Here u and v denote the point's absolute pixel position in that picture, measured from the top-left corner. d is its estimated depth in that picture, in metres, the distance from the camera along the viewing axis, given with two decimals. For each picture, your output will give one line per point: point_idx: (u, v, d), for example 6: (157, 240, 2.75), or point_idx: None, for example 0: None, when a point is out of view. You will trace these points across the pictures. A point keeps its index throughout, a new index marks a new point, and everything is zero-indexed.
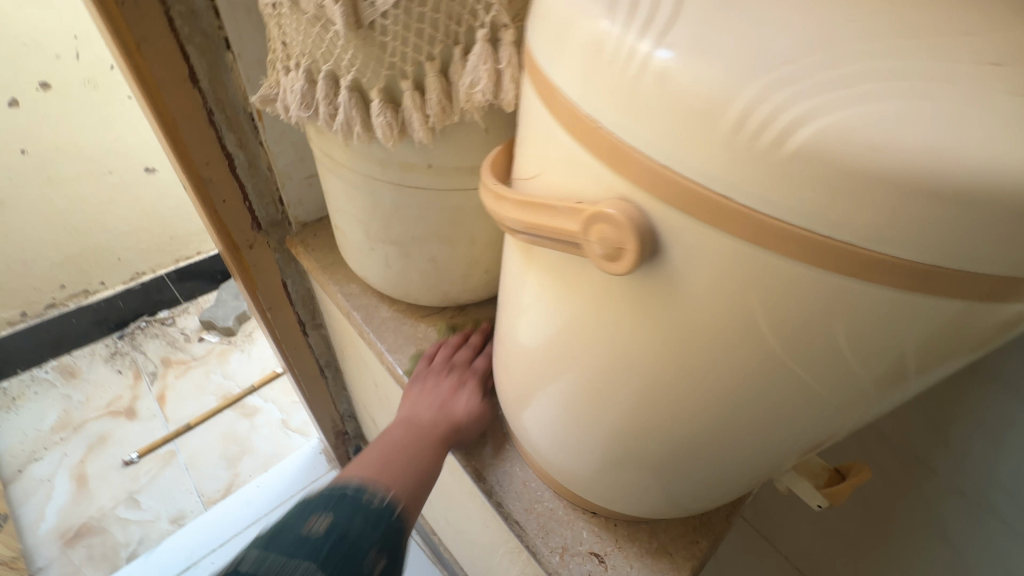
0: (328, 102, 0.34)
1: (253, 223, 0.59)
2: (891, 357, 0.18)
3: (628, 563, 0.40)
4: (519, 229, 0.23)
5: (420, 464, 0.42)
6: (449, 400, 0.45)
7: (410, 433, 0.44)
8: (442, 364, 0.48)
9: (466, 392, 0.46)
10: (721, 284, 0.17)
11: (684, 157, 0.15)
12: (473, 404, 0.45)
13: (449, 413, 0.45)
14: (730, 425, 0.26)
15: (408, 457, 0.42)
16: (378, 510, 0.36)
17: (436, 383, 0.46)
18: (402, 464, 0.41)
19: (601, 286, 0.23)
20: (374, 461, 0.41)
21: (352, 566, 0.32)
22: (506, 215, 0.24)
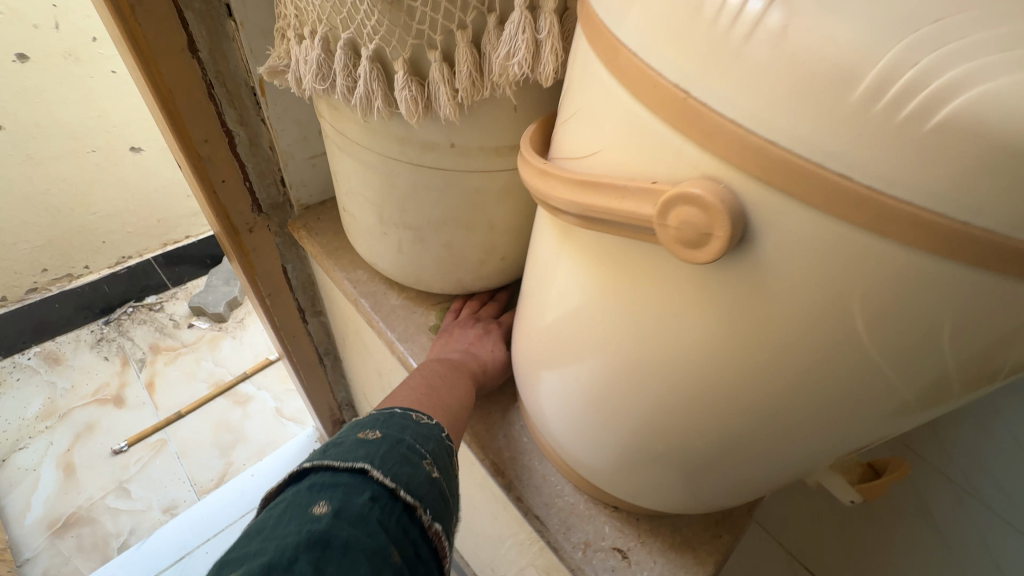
0: (346, 74, 0.31)
1: (253, 205, 0.56)
2: (987, 350, 0.17)
3: (652, 558, 0.39)
4: (570, 212, 0.22)
5: (458, 390, 0.41)
6: (477, 342, 0.46)
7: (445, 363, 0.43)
8: (466, 316, 0.50)
9: (493, 337, 0.48)
10: (813, 275, 0.16)
11: (797, 130, 0.14)
12: (500, 348, 0.47)
13: (480, 351, 0.46)
14: (783, 424, 0.25)
15: (447, 381, 0.41)
16: (429, 424, 0.35)
17: (462, 331, 0.48)
18: (441, 388, 0.40)
19: (659, 275, 0.22)
20: (414, 388, 0.40)
21: (407, 467, 0.30)
22: (553, 195, 0.22)
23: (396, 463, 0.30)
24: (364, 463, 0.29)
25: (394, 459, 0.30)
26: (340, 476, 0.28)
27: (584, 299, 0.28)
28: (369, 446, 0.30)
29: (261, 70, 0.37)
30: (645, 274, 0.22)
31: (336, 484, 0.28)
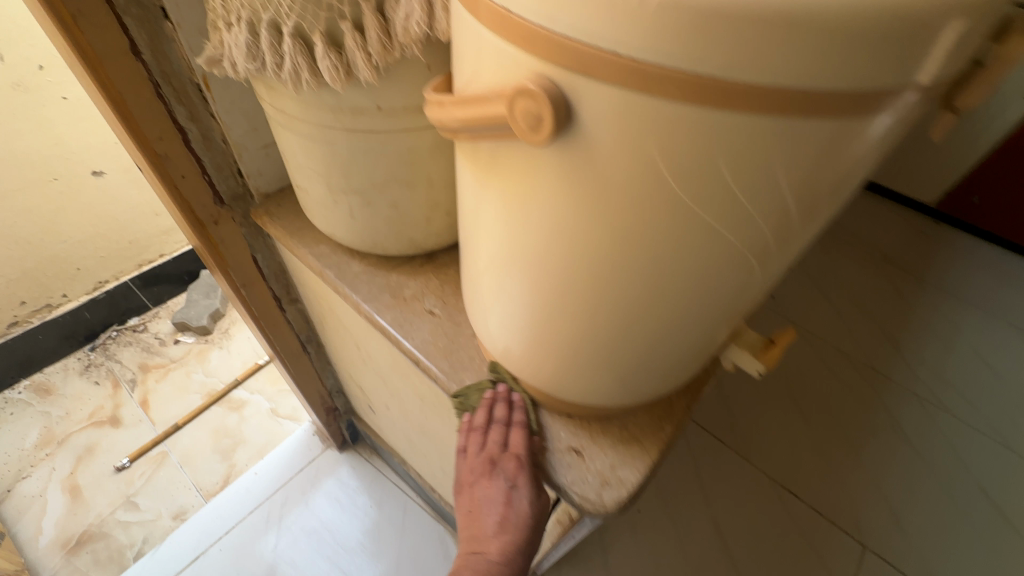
0: (273, 52, 0.35)
1: (215, 198, 0.60)
2: (766, 187, 0.22)
3: (602, 451, 0.45)
4: (459, 130, 0.26)
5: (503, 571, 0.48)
6: (507, 507, 0.46)
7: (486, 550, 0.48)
8: (485, 461, 0.47)
9: (519, 493, 0.46)
10: (626, 134, 0.21)
11: (578, 24, 0.19)
12: (530, 499, 0.46)
13: (512, 516, 0.46)
14: (665, 293, 0.30)
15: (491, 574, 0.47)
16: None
17: (488, 490, 0.47)
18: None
19: (541, 177, 0.26)
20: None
21: None
22: (442, 124, 0.27)
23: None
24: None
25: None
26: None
27: (500, 219, 0.33)
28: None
29: (200, 60, 0.41)
30: (533, 179, 0.27)
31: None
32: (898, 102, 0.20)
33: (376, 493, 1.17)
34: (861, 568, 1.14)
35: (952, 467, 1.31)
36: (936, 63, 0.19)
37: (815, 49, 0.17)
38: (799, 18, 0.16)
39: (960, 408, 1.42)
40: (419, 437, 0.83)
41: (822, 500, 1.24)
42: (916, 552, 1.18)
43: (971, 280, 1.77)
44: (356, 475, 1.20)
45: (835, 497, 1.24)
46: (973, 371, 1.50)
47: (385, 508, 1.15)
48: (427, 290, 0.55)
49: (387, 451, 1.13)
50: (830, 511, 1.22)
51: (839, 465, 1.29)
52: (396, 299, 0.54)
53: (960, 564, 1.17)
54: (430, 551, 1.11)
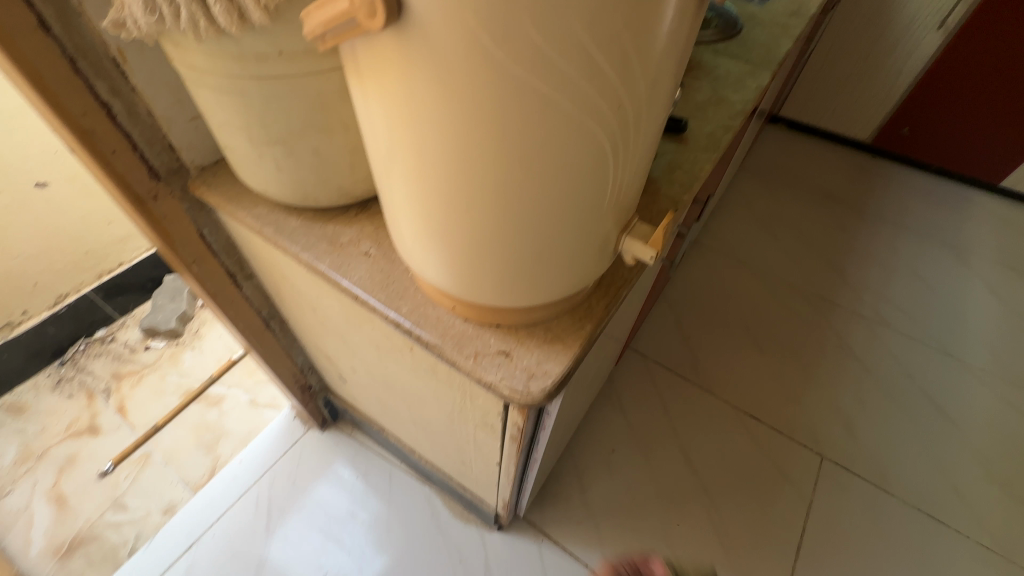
0: (169, 3, 0.38)
1: (151, 173, 0.62)
2: (576, 48, 0.27)
3: (530, 351, 0.49)
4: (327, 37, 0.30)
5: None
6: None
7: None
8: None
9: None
10: (449, 8, 0.25)
11: None
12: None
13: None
14: (536, 176, 0.35)
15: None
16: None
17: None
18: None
19: (404, 74, 0.30)
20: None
21: None
22: (313, 36, 0.30)
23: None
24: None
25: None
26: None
27: (391, 135, 0.37)
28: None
29: (105, 24, 0.43)
30: (402, 81, 0.31)
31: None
32: None
33: (361, 465, 1.22)
34: (822, 476, 1.23)
35: (897, 377, 1.42)
36: None
37: None
38: None
39: (902, 324, 1.53)
40: (387, 394, 0.87)
41: (782, 420, 1.32)
42: (871, 456, 1.27)
43: (906, 209, 1.89)
44: (340, 451, 1.24)
45: (795, 416, 1.33)
46: (910, 290, 1.62)
47: (371, 478, 1.20)
48: (363, 234, 0.59)
49: (366, 422, 1.17)
50: (791, 429, 1.31)
51: (797, 388, 1.38)
52: (334, 246, 0.58)
53: (910, 462, 1.27)
54: (419, 511, 1.16)
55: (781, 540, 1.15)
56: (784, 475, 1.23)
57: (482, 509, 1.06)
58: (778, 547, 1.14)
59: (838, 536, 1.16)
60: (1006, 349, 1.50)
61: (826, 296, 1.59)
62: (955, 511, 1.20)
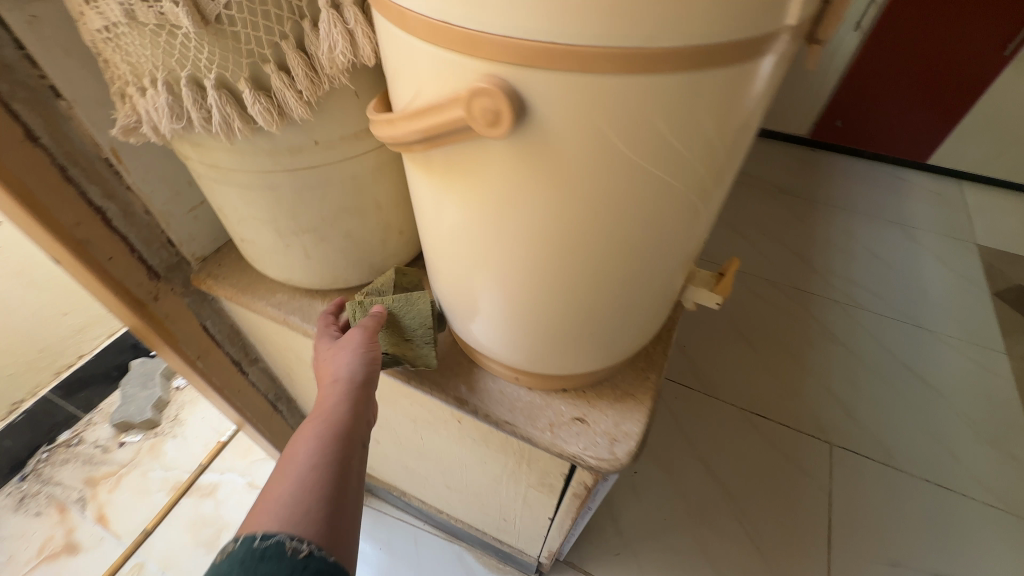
0: (198, 107, 0.35)
1: (149, 273, 0.57)
2: (695, 130, 0.26)
3: (604, 412, 0.48)
4: (420, 142, 0.28)
5: (329, 447, 0.38)
6: (328, 370, 0.43)
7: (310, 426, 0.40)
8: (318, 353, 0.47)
9: (336, 354, 0.44)
10: (574, 110, 0.24)
11: (519, 25, 0.21)
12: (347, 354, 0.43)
13: (334, 378, 0.42)
14: (630, 248, 0.34)
15: (308, 447, 0.38)
16: (240, 544, 0.33)
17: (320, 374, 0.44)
18: (297, 467, 0.37)
19: (504, 170, 0.29)
20: (266, 492, 0.36)
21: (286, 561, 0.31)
22: (403, 142, 0.28)
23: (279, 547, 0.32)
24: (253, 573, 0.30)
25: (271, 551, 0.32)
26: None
27: (467, 221, 0.35)
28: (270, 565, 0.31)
29: (113, 132, 0.39)
30: (495, 172, 0.29)
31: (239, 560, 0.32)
32: (779, 43, 0.25)
33: (383, 534, 1.14)
34: (836, 463, 1.27)
35: (879, 354, 1.50)
36: (796, 8, 0.23)
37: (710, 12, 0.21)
38: None
39: (872, 303, 1.63)
40: (417, 461, 0.83)
41: (788, 414, 1.36)
42: (876, 435, 1.32)
43: (853, 194, 2.03)
44: None
45: (799, 408, 1.37)
46: (874, 271, 1.73)
47: (395, 546, 1.13)
48: None
49: (383, 486, 1.10)
50: (798, 421, 1.35)
51: (794, 379, 1.43)
52: None
53: (910, 434, 1.33)
54: (453, 572, 1.10)
55: (810, 533, 1.17)
56: (800, 467, 1.26)
57: (522, 559, 1.02)
58: (809, 540, 1.16)
59: (862, 519, 1.19)
60: (968, 312, 1.62)
61: (801, 287, 1.67)
62: (958, 474, 1.26)
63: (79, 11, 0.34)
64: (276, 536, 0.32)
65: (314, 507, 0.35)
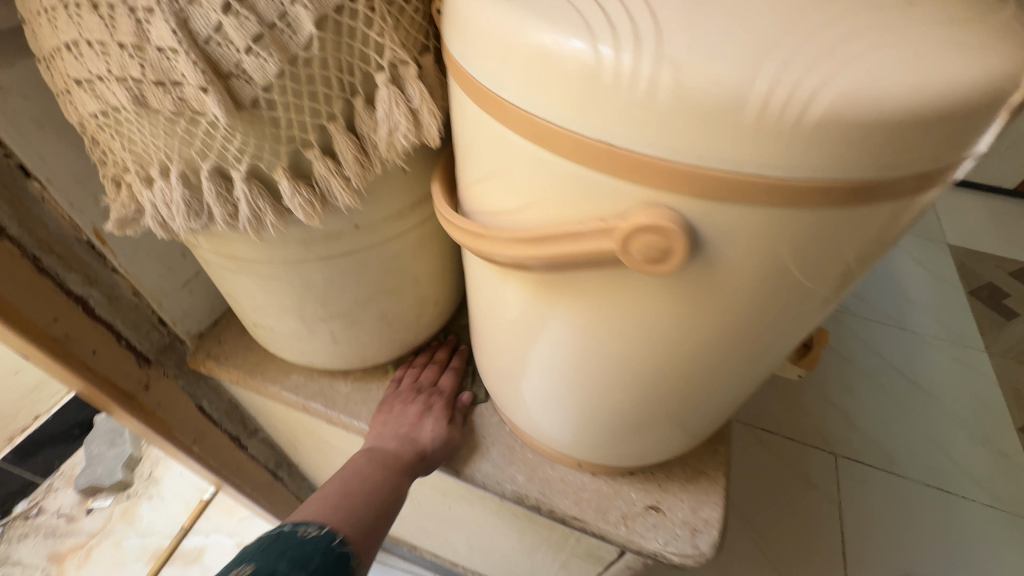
0: (222, 202, 0.29)
1: (139, 360, 0.49)
2: (872, 246, 0.22)
3: (679, 497, 0.44)
4: (536, 263, 0.23)
5: (391, 496, 0.42)
6: (416, 426, 0.45)
7: (378, 462, 0.43)
8: (409, 386, 0.48)
9: (432, 419, 0.46)
10: (754, 242, 0.19)
11: (713, 152, 0.16)
12: (440, 429, 0.45)
13: (419, 440, 0.44)
14: (746, 356, 0.30)
15: (375, 488, 0.42)
16: (320, 535, 0.36)
17: (401, 411, 0.46)
18: (364, 500, 0.41)
19: (633, 281, 0.24)
20: (332, 502, 0.40)
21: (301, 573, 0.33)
22: (515, 261, 0.23)
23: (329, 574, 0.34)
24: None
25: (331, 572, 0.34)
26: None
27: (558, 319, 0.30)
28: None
29: (106, 226, 0.32)
30: (616, 283, 0.25)
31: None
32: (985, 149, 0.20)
33: None
34: (841, 474, 1.28)
35: (872, 359, 1.52)
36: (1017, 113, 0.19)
37: (951, 136, 0.17)
38: (947, 116, 0.16)
39: (859, 308, 1.66)
40: (439, 525, 0.77)
41: (792, 427, 1.36)
42: (876, 443, 1.34)
43: None
44: None
45: (802, 421, 1.37)
46: None
47: None
48: None
49: (390, 540, 1.01)
50: (803, 434, 1.35)
51: (795, 391, 1.43)
52: None
53: (907, 438, 1.35)
54: None
55: (820, 544, 1.18)
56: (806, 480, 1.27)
57: None
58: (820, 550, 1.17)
59: (870, 528, 1.20)
60: (948, 313, 1.67)
61: None
62: (957, 477, 1.29)
63: (69, 91, 0.27)
64: (345, 548, 0.37)
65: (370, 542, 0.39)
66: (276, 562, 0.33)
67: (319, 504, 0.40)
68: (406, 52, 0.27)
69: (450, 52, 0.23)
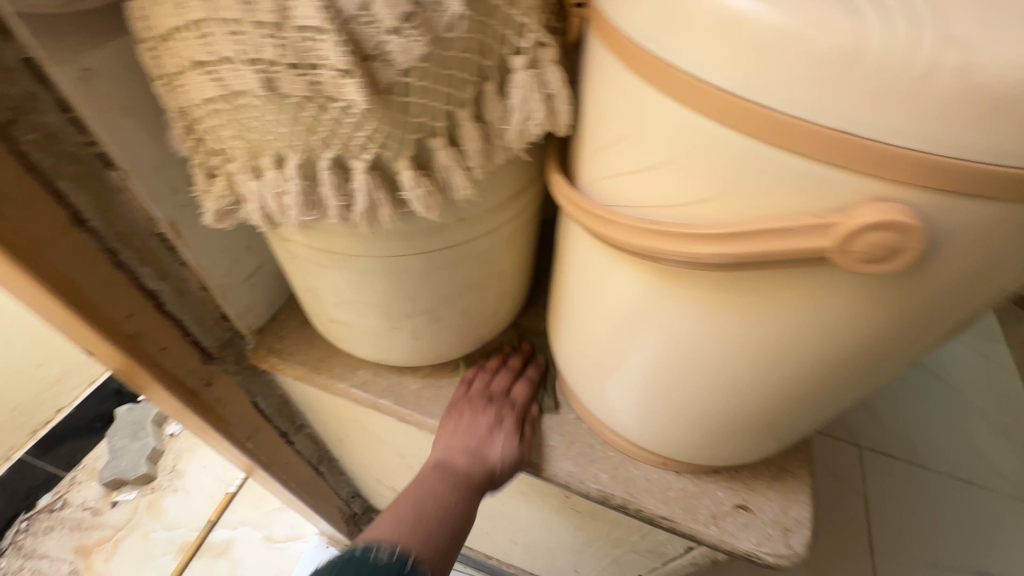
0: (339, 194, 0.27)
1: (203, 356, 0.47)
2: None
3: (766, 496, 0.43)
4: (715, 262, 0.21)
5: (461, 514, 0.43)
6: (485, 442, 0.45)
7: (448, 479, 0.44)
8: (480, 394, 0.47)
9: (504, 435, 0.45)
10: (980, 243, 0.18)
11: (979, 143, 0.15)
12: (509, 448, 0.45)
13: (488, 457, 0.44)
14: (888, 362, 0.28)
15: (447, 505, 0.43)
16: (397, 552, 0.37)
17: (471, 423, 0.46)
18: (436, 519, 0.42)
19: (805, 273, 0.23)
20: (406, 523, 0.41)
21: None
22: (688, 257, 0.22)
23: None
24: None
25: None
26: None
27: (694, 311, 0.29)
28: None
29: (203, 219, 0.31)
30: (777, 273, 0.24)
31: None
32: None
33: None
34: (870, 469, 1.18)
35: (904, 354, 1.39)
36: None
37: None
38: None
39: None
40: (485, 519, 0.75)
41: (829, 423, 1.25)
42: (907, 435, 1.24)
43: None
44: None
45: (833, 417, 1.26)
46: None
47: None
48: None
49: None
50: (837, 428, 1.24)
51: None
52: None
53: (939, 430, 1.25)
54: None
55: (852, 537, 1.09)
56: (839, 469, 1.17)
57: None
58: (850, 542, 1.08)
59: (905, 520, 1.11)
60: None
61: None
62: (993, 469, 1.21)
63: (181, 75, 0.26)
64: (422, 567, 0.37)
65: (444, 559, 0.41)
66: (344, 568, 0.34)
67: (393, 521, 0.41)
68: (547, 33, 0.25)
69: (618, 33, 0.21)
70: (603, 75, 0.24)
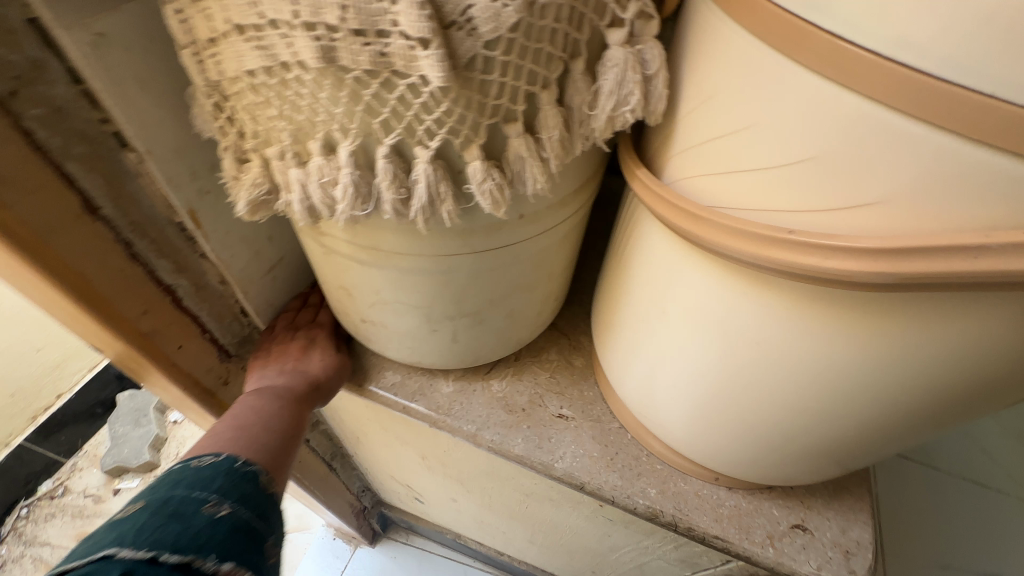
0: (396, 187, 0.24)
1: (219, 354, 0.44)
2: None
3: (825, 515, 0.40)
4: (871, 281, 0.18)
5: (291, 427, 0.39)
6: (300, 361, 0.42)
7: (269, 395, 0.40)
8: (285, 326, 0.45)
9: (316, 350, 0.43)
10: None
11: None
12: (327, 357, 0.43)
13: (309, 372, 0.42)
14: (1011, 391, 0.25)
15: (272, 415, 0.38)
16: (217, 462, 0.32)
17: (282, 350, 0.43)
18: (262, 426, 0.37)
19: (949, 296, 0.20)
20: (226, 433, 0.36)
21: (252, 493, 0.31)
22: (834, 274, 0.18)
23: (252, 500, 0.31)
24: (188, 557, 0.25)
25: (259, 498, 0.31)
26: (111, 575, 0.23)
27: (794, 332, 0.26)
28: (204, 521, 0.27)
29: (234, 210, 0.27)
30: (913, 296, 0.21)
31: (161, 507, 0.27)
32: None
33: None
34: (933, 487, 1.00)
35: None
36: None
37: None
38: None
39: None
40: (503, 519, 0.73)
41: None
42: None
43: None
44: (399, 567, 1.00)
45: None
46: None
47: None
48: (541, 389, 0.46)
49: (431, 528, 0.94)
50: None
51: None
52: (514, 415, 0.45)
53: None
54: None
55: (929, 538, 0.82)
56: (927, 456, 0.88)
57: None
58: (925, 545, 0.81)
59: None
60: None
61: None
62: None
63: (217, 42, 0.22)
64: (253, 466, 0.33)
65: (282, 466, 0.36)
66: (171, 489, 0.28)
67: (210, 439, 0.35)
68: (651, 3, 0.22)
69: (758, 1, 0.18)
70: (718, 52, 0.20)
